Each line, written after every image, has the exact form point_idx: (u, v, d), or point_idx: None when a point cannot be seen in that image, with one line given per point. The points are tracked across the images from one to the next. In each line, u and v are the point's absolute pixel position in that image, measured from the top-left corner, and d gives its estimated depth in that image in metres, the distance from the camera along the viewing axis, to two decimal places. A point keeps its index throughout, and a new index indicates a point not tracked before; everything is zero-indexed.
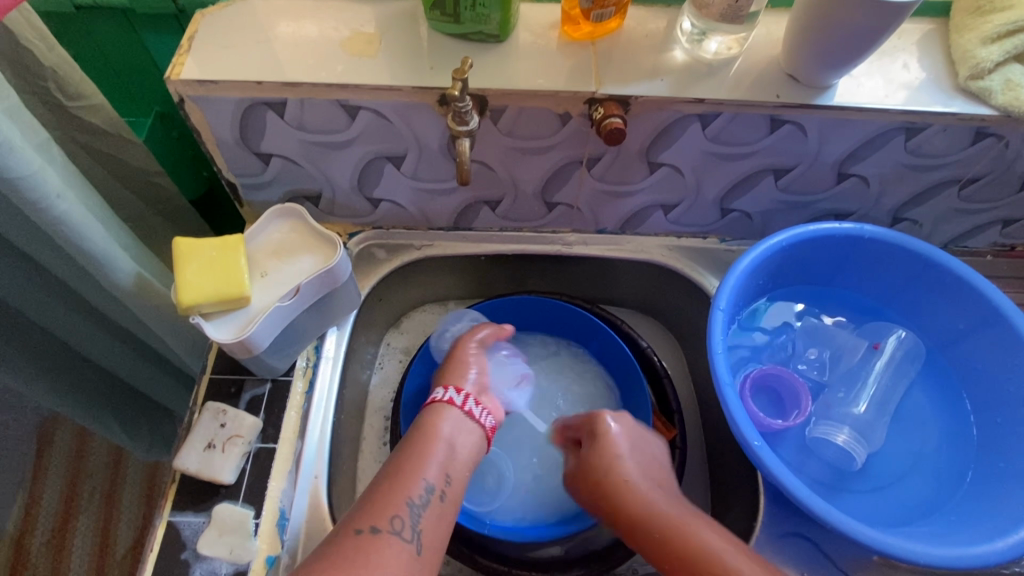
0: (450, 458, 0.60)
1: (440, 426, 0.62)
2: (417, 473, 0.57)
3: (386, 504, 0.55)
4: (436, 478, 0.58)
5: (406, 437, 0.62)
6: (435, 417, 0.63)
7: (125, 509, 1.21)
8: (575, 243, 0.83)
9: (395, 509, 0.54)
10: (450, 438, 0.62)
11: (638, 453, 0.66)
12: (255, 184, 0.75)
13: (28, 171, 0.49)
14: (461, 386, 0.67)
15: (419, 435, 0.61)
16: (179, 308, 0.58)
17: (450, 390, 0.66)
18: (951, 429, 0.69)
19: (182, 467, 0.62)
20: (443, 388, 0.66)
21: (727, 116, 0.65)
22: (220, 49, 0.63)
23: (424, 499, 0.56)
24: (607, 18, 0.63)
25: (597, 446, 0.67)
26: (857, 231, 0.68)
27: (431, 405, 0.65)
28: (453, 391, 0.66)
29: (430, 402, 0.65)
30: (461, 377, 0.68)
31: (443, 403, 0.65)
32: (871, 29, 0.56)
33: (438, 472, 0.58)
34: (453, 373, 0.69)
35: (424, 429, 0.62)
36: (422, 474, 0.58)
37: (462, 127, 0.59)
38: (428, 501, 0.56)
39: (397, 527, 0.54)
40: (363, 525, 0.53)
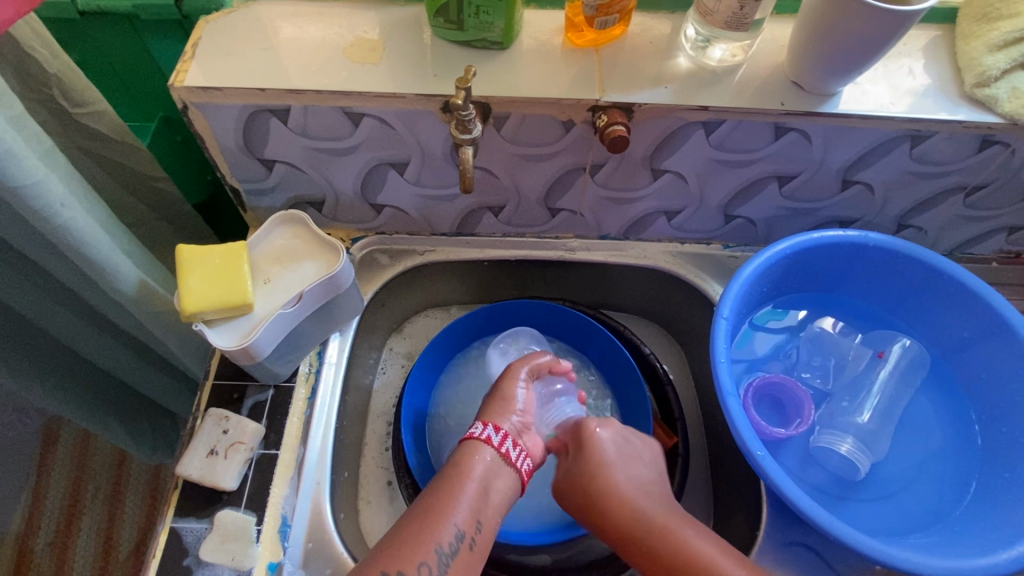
0: (479, 499, 0.58)
1: (473, 465, 0.59)
2: (448, 518, 0.56)
3: (414, 551, 0.53)
4: (467, 523, 0.56)
5: (441, 474, 0.59)
6: (471, 454, 0.60)
7: (129, 509, 1.22)
8: (578, 248, 0.83)
9: (422, 556, 0.53)
10: (483, 478, 0.59)
11: (623, 461, 0.64)
12: (258, 190, 0.75)
13: (31, 180, 0.49)
14: (501, 425, 0.63)
15: (452, 474, 0.59)
16: (183, 315, 0.58)
17: (489, 428, 0.62)
18: (954, 440, 0.68)
19: (185, 474, 0.62)
20: (482, 424, 0.63)
21: (731, 123, 0.65)
22: (223, 56, 0.63)
23: (453, 547, 0.55)
24: (611, 25, 0.63)
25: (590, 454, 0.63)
26: (862, 238, 0.68)
27: (466, 441, 0.62)
28: (492, 429, 0.62)
29: (466, 438, 0.62)
30: (504, 413, 0.64)
31: (479, 441, 0.61)
32: (877, 37, 0.55)
33: (466, 515, 0.56)
34: (497, 405, 0.65)
35: (459, 468, 0.59)
36: (454, 520, 0.56)
37: (465, 136, 0.59)
38: (457, 549, 0.55)
39: (422, 574, 0.53)
40: (389, 569, 0.52)
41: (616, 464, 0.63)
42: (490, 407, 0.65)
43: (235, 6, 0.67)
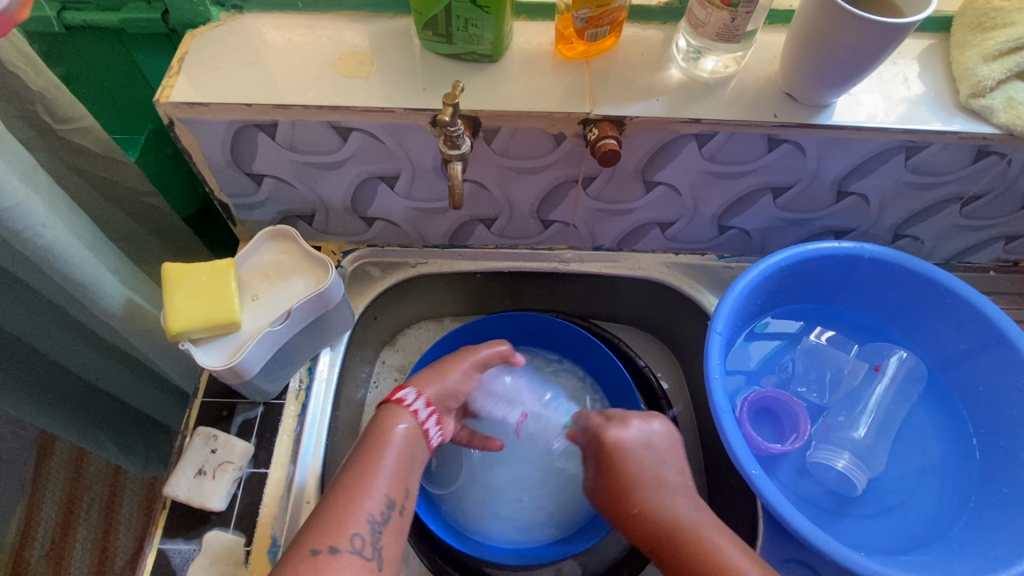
0: (403, 465, 0.58)
1: (397, 428, 0.59)
2: (373, 486, 0.55)
3: (344, 525, 0.52)
4: (395, 490, 0.56)
5: (364, 439, 0.58)
6: (394, 418, 0.60)
7: (124, 520, 1.20)
8: (572, 260, 0.82)
9: (354, 528, 0.52)
10: (407, 441, 0.59)
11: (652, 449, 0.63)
12: (247, 204, 0.74)
13: (12, 202, 0.48)
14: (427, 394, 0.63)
15: (375, 434, 0.58)
16: (168, 334, 0.57)
17: (419, 400, 0.62)
18: (954, 452, 0.67)
19: (173, 494, 0.61)
20: (413, 393, 0.62)
21: (724, 135, 0.64)
22: (210, 71, 0.62)
23: (384, 516, 0.54)
24: (601, 37, 0.63)
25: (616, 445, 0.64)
26: (857, 250, 0.67)
27: (388, 407, 0.61)
28: (421, 403, 0.62)
29: (392, 404, 0.61)
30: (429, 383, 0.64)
31: (406, 411, 0.61)
32: (870, 49, 0.55)
33: (391, 483, 0.56)
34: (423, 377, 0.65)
35: (380, 429, 0.59)
36: (381, 489, 0.55)
37: (454, 151, 0.58)
38: (389, 518, 0.55)
39: (357, 546, 0.52)
40: (321, 545, 0.51)
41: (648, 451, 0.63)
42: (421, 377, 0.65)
43: (222, 20, 0.66)
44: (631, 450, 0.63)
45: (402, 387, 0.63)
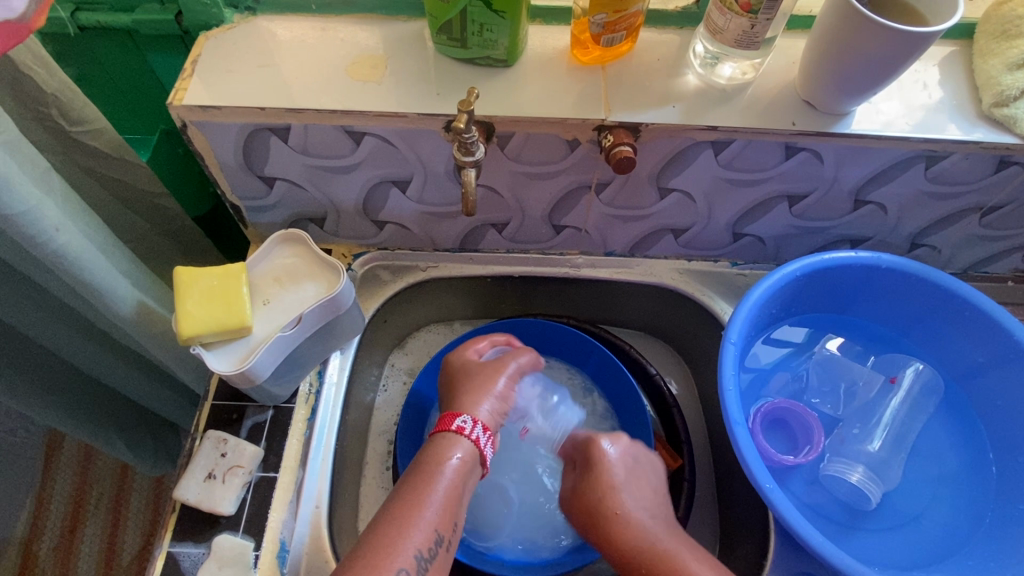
0: (453, 497, 0.56)
1: (452, 459, 0.57)
2: (424, 521, 0.53)
3: (393, 556, 0.51)
4: (442, 525, 0.54)
5: (417, 468, 0.57)
6: (448, 448, 0.58)
7: (132, 516, 1.21)
8: (583, 265, 0.82)
9: (401, 564, 0.51)
10: (460, 473, 0.57)
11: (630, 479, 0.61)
12: (259, 207, 0.74)
13: (25, 207, 0.48)
14: (477, 416, 0.61)
15: (428, 466, 0.56)
16: (180, 339, 0.57)
17: (477, 427, 0.60)
18: (969, 464, 0.67)
19: (183, 498, 0.61)
20: (470, 421, 0.60)
21: (740, 143, 0.63)
22: (223, 73, 0.62)
23: (430, 552, 0.53)
24: (617, 42, 0.62)
25: (594, 474, 0.60)
26: (875, 260, 0.66)
27: (444, 435, 0.59)
28: (480, 429, 0.60)
29: (446, 430, 0.59)
30: (477, 405, 0.62)
31: (459, 435, 0.59)
32: (893, 57, 0.54)
33: (440, 516, 0.54)
34: (471, 397, 0.63)
35: (433, 460, 0.57)
36: (431, 523, 0.54)
37: (468, 158, 0.57)
38: (434, 554, 0.53)
39: None
40: None
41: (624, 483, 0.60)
42: (469, 398, 0.63)
43: (235, 22, 0.66)
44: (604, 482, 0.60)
45: (457, 414, 0.61)
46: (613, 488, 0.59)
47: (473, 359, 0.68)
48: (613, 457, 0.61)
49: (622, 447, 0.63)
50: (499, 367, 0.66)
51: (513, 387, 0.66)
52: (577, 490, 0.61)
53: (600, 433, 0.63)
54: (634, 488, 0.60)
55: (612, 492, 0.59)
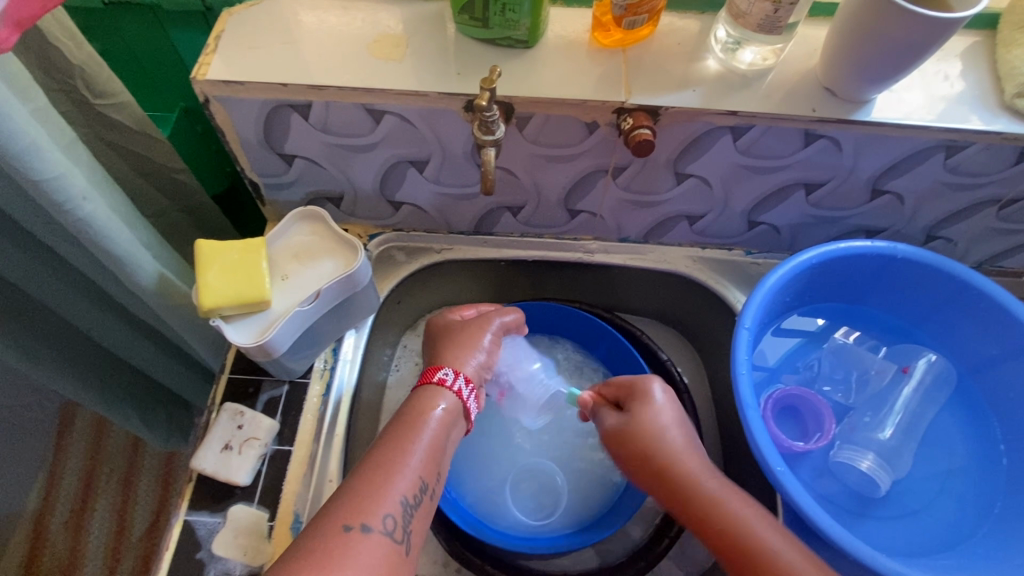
0: (437, 447, 0.57)
1: (436, 409, 0.58)
2: (406, 467, 0.53)
3: (377, 501, 0.50)
4: (426, 473, 0.55)
5: (401, 415, 0.58)
6: (432, 399, 0.59)
7: (142, 493, 1.23)
8: (597, 251, 0.82)
9: (387, 508, 0.50)
10: (444, 422, 0.58)
11: (678, 428, 0.61)
12: (277, 184, 0.74)
13: (54, 174, 0.49)
14: (460, 369, 0.63)
15: (413, 416, 0.57)
16: (200, 310, 0.58)
17: (459, 378, 0.61)
18: (980, 457, 0.67)
19: (200, 468, 0.62)
20: (452, 372, 0.61)
21: (759, 129, 0.63)
22: (245, 50, 0.62)
23: (416, 499, 0.53)
24: (639, 25, 0.62)
25: (641, 414, 0.61)
26: (891, 250, 0.66)
27: (427, 385, 0.61)
28: (462, 380, 0.61)
29: (431, 381, 0.61)
30: (461, 359, 0.64)
31: (441, 385, 0.60)
32: (918, 44, 0.53)
33: (424, 464, 0.55)
34: (455, 353, 0.64)
35: (420, 410, 0.58)
36: (414, 470, 0.54)
37: (488, 137, 0.58)
38: (420, 500, 0.53)
39: (388, 527, 0.50)
40: (351, 522, 0.49)
41: (673, 429, 0.60)
42: (452, 354, 0.64)
43: None
44: (648, 426, 0.60)
45: (440, 368, 0.62)
46: (660, 427, 0.60)
47: (457, 318, 0.69)
48: (662, 399, 0.62)
49: (670, 394, 0.63)
50: (483, 325, 0.67)
51: (497, 344, 0.68)
52: (618, 431, 0.62)
53: (650, 376, 0.64)
54: (683, 435, 0.61)
55: (660, 431, 0.60)
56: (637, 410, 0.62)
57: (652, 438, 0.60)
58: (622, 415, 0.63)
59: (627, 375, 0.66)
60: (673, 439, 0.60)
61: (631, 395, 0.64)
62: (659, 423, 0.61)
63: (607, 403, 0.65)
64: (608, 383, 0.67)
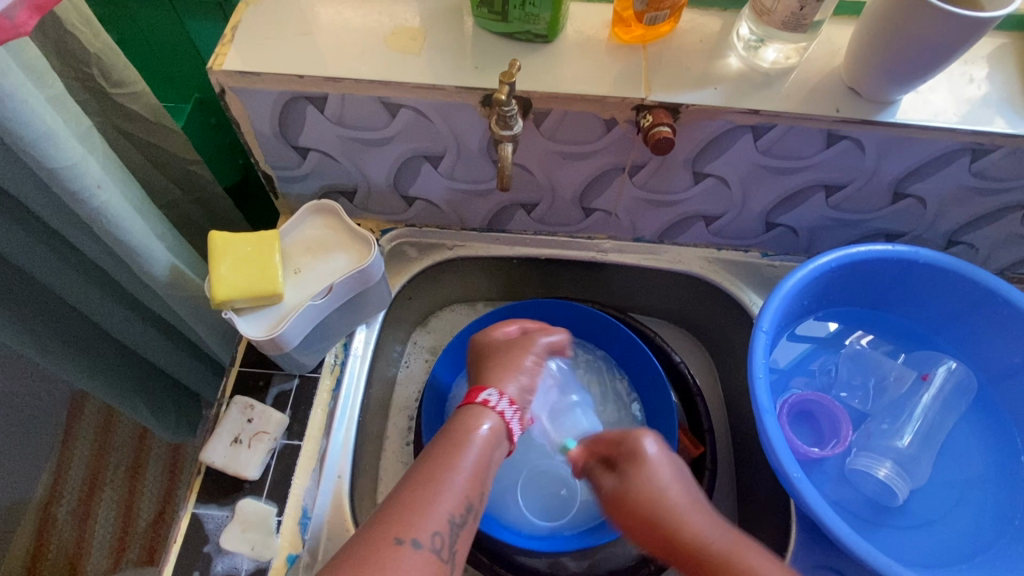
0: (483, 466, 0.55)
1: (482, 428, 0.56)
2: (454, 485, 0.52)
3: (424, 517, 0.50)
4: (472, 492, 0.53)
5: (445, 432, 0.56)
6: (477, 418, 0.57)
7: (149, 483, 1.23)
8: (610, 250, 0.81)
9: (435, 525, 0.50)
10: (490, 442, 0.56)
11: (680, 484, 0.58)
12: (291, 177, 0.74)
13: (69, 162, 0.48)
14: (503, 390, 0.61)
15: (459, 435, 0.56)
16: (213, 302, 0.57)
17: (504, 400, 0.59)
18: (998, 465, 0.66)
19: (209, 461, 0.62)
20: (496, 394, 0.59)
21: (781, 128, 0.62)
22: (262, 40, 0.62)
23: (462, 517, 0.52)
24: (660, 21, 0.61)
25: (635, 478, 0.58)
26: (913, 255, 0.65)
27: (472, 405, 0.59)
28: (507, 403, 0.59)
29: (475, 400, 0.59)
30: (505, 380, 0.62)
31: (485, 406, 0.59)
32: (948, 44, 0.52)
33: (470, 483, 0.53)
34: (500, 373, 0.62)
35: (465, 428, 0.56)
36: (461, 488, 0.52)
37: (506, 132, 0.57)
38: (466, 519, 0.52)
39: (436, 544, 0.49)
40: (402, 536, 0.49)
41: (674, 487, 0.57)
42: (496, 374, 0.62)
43: None
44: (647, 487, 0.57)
45: (483, 388, 0.60)
46: (660, 488, 0.57)
47: (500, 337, 0.67)
48: (654, 456, 0.59)
49: (663, 449, 0.60)
50: (526, 346, 0.66)
51: (540, 365, 0.66)
52: (616, 497, 0.59)
53: (641, 432, 0.61)
54: (684, 491, 0.58)
55: (660, 492, 0.57)
56: (630, 472, 0.59)
57: (652, 499, 0.57)
58: (617, 478, 0.60)
59: (617, 432, 0.63)
60: (671, 499, 0.56)
61: (625, 455, 0.60)
62: (653, 483, 0.57)
63: (599, 464, 0.63)
64: (599, 439, 0.64)
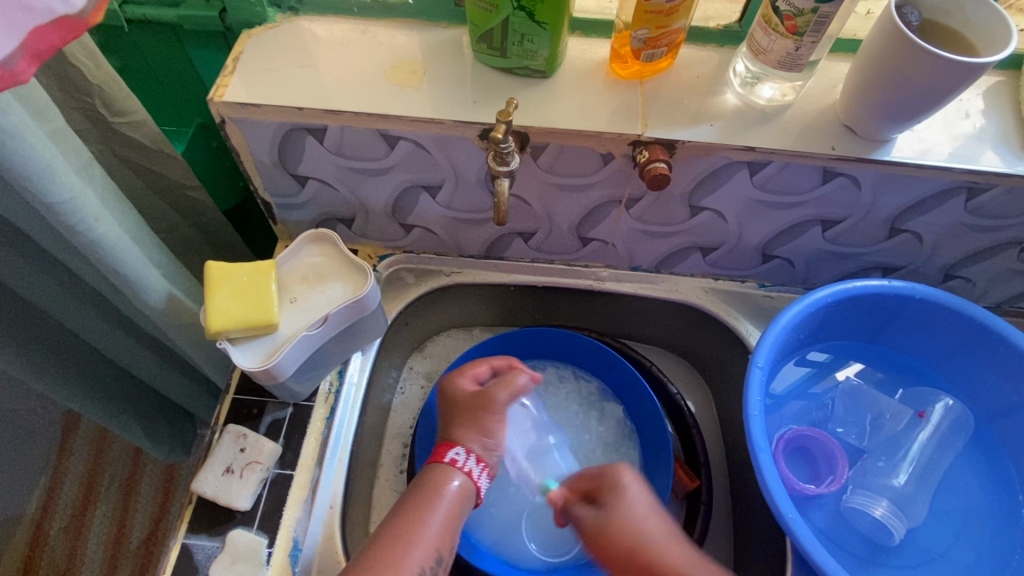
0: (452, 519, 0.59)
1: (452, 484, 0.60)
2: (424, 539, 0.56)
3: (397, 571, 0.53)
4: (442, 544, 0.57)
5: (417, 488, 0.60)
6: (446, 474, 0.60)
7: (141, 500, 1.22)
8: (608, 279, 0.81)
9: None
10: (459, 497, 0.60)
11: (656, 517, 0.58)
12: (289, 204, 0.74)
13: (68, 197, 0.49)
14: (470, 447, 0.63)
15: (429, 490, 0.59)
16: (207, 332, 0.57)
17: (471, 459, 0.61)
18: (997, 504, 0.65)
19: (200, 491, 0.62)
20: (463, 453, 0.62)
21: (777, 165, 0.62)
22: (263, 73, 0.62)
23: (431, 569, 0.56)
24: (658, 58, 0.61)
25: (615, 508, 0.58)
26: (909, 290, 0.65)
27: (440, 464, 0.61)
28: (474, 461, 0.62)
29: (445, 459, 0.61)
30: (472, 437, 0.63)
31: (453, 466, 0.61)
32: (939, 87, 0.53)
33: (440, 536, 0.57)
34: (466, 428, 0.64)
35: (436, 484, 0.59)
36: (431, 542, 0.56)
37: (503, 168, 0.57)
38: (434, 571, 0.56)
39: None
40: None
41: (651, 519, 0.57)
42: (464, 430, 0.63)
43: (278, 22, 0.67)
44: (626, 523, 0.57)
45: (451, 445, 0.62)
46: (640, 519, 0.57)
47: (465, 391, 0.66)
48: (631, 489, 0.59)
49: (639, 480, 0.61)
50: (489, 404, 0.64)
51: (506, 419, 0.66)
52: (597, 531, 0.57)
53: (619, 466, 0.61)
54: (661, 523, 0.57)
55: (640, 523, 0.57)
56: (611, 504, 0.58)
57: (634, 536, 0.56)
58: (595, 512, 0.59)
59: (595, 466, 0.63)
60: (648, 529, 0.56)
61: (605, 487, 0.60)
62: (635, 513, 0.57)
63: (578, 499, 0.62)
64: (575, 477, 0.64)
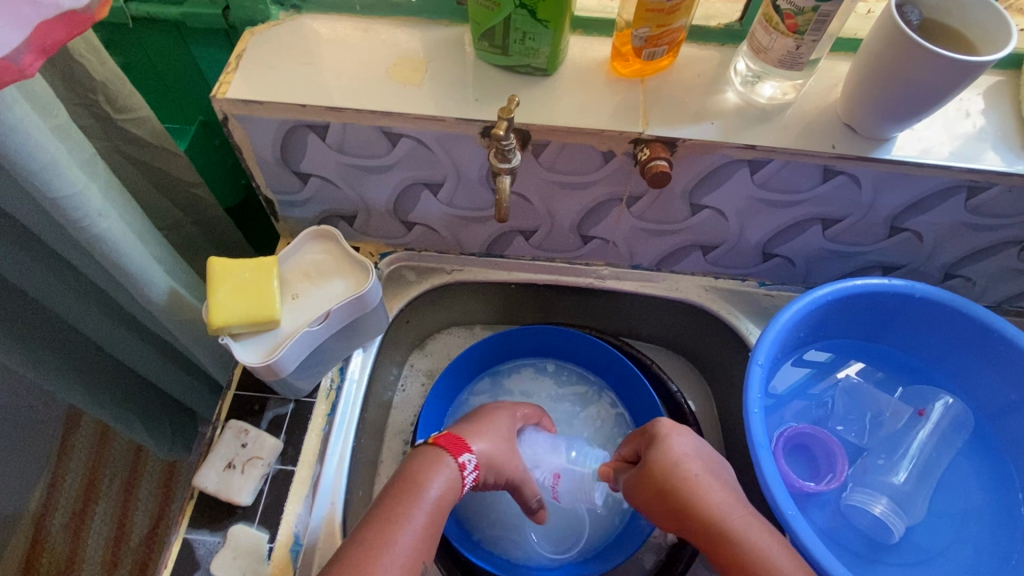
0: (431, 522, 0.58)
1: (432, 484, 0.60)
2: (402, 541, 0.55)
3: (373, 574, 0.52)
4: (420, 547, 0.56)
5: (397, 488, 0.59)
6: (428, 475, 0.60)
7: (142, 497, 1.22)
8: (608, 277, 0.81)
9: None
10: (439, 498, 0.59)
11: (695, 461, 0.61)
12: (292, 201, 0.75)
13: (72, 192, 0.49)
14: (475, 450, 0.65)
15: (409, 491, 0.58)
16: (209, 328, 0.57)
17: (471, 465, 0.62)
18: (997, 501, 0.65)
19: (201, 486, 0.62)
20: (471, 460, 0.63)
21: (778, 163, 0.63)
22: (266, 70, 0.63)
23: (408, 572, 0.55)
24: (659, 56, 0.62)
25: (654, 456, 0.62)
26: (908, 289, 0.65)
27: (434, 460, 0.62)
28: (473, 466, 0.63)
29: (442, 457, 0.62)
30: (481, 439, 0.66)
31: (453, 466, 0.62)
32: (939, 85, 0.53)
33: (418, 539, 0.56)
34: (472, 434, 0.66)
35: (416, 483, 0.59)
36: (409, 545, 0.56)
37: (504, 165, 0.57)
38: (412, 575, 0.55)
39: None
40: None
41: (688, 463, 0.60)
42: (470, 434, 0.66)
43: (281, 19, 0.67)
44: (668, 463, 0.60)
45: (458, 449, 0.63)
46: (676, 463, 0.60)
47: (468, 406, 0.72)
48: (675, 439, 0.62)
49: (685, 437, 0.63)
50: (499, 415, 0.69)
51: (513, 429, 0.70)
52: (638, 480, 0.62)
53: (660, 419, 0.65)
54: (702, 465, 0.61)
55: (676, 467, 0.60)
56: (650, 454, 0.62)
57: (669, 477, 0.60)
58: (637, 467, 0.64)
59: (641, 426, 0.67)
60: (687, 472, 0.60)
61: (647, 442, 0.64)
62: (670, 458, 0.61)
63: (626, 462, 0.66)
64: (625, 443, 0.68)
